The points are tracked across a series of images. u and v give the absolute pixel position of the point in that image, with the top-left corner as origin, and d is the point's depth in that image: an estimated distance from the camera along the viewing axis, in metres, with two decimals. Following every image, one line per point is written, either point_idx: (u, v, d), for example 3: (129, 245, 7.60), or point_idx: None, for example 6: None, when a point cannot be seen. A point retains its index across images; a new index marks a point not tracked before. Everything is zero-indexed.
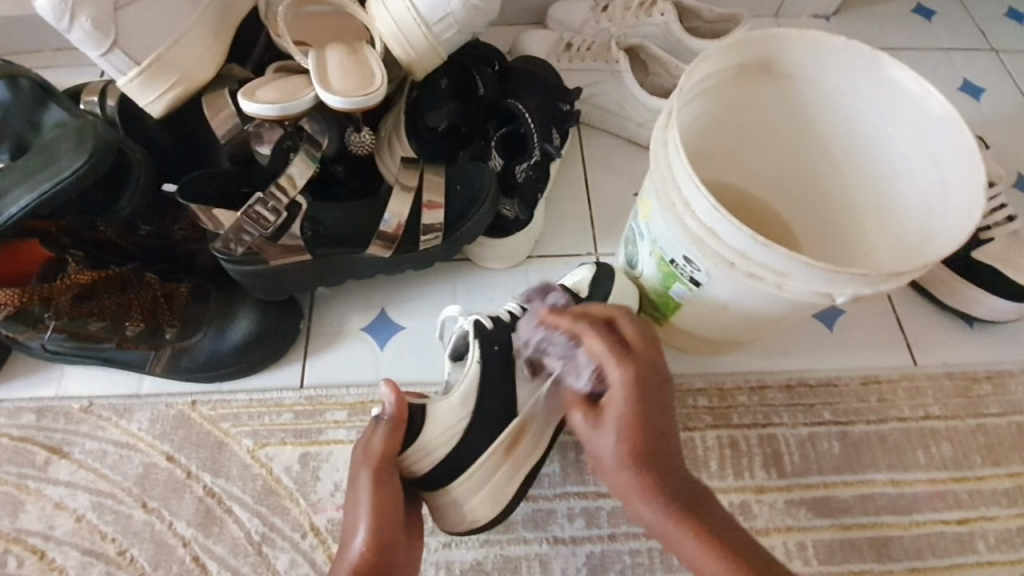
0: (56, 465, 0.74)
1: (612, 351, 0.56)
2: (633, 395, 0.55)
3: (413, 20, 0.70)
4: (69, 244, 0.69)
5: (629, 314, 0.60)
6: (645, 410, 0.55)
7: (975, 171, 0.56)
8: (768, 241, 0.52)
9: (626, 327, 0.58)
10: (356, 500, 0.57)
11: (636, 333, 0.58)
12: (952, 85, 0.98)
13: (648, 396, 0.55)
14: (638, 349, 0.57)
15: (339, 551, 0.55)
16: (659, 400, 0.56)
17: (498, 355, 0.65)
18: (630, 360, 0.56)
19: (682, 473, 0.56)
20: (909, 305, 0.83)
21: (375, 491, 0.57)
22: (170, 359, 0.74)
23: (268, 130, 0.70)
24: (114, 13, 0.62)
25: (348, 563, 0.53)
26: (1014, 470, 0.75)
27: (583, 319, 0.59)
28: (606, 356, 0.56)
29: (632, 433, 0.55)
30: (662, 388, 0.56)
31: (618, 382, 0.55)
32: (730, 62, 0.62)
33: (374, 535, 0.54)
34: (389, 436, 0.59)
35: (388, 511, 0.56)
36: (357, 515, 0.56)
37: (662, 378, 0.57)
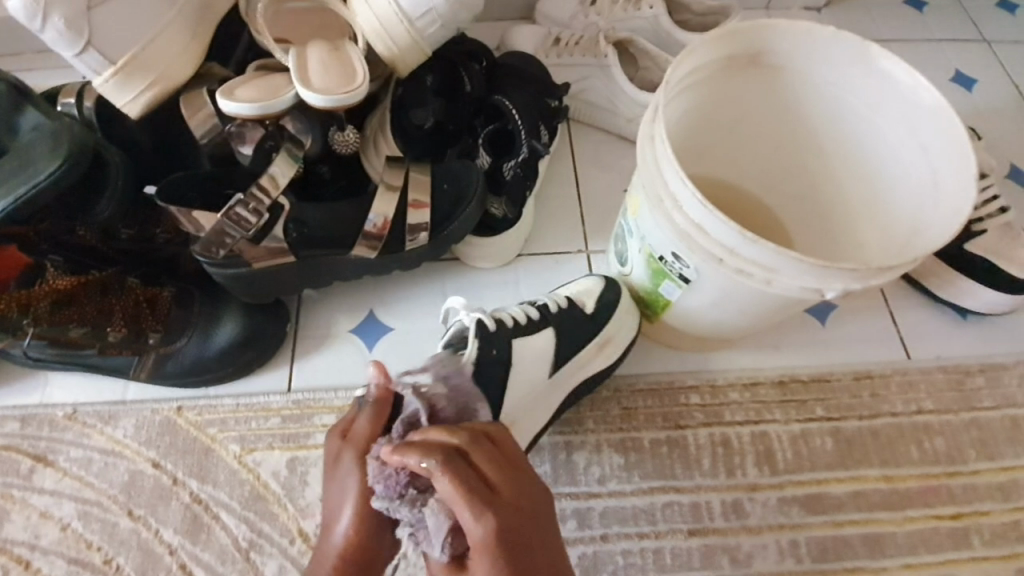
0: (41, 474, 0.72)
1: (468, 497, 0.44)
2: (497, 552, 0.43)
3: (396, 15, 0.69)
4: (48, 249, 0.66)
5: (485, 444, 0.48)
6: (517, 564, 0.43)
7: (965, 162, 0.55)
8: (755, 237, 0.51)
9: (482, 459, 0.47)
10: (340, 486, 0.52)
11: (493, 467, 0.47)
12: (944, 76, 0.98)
13: (518, 545, 0.43)
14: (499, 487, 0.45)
15: (321, 536, 0.51)
16: (537, 541, 0.45)
17: (495, 361, 0.62)
18: (488, 508, 0.43)
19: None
20: (902, 298, 0.83)
21: (362, 475, 0.52)
22: (155, 365, 0.73)
23: (251, 130, 0.68)
24: (87, 12, 0.61)
25: (332, 549, 0.49)
26: (1007, 464, 0.75)
27: (432, 452, 0.45)
28: (457, 503, 0.44)
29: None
30: (536, 526, 0.46)
31: (480, 536, 0.43)
32: (718, 55, 0.61)
33: (361, 520, 0.50)
34: (375, 416, 0.56)
35: (374, 492, 0.52)
36: (342, 499, 0.52)
37: (536, 510, 0.47)
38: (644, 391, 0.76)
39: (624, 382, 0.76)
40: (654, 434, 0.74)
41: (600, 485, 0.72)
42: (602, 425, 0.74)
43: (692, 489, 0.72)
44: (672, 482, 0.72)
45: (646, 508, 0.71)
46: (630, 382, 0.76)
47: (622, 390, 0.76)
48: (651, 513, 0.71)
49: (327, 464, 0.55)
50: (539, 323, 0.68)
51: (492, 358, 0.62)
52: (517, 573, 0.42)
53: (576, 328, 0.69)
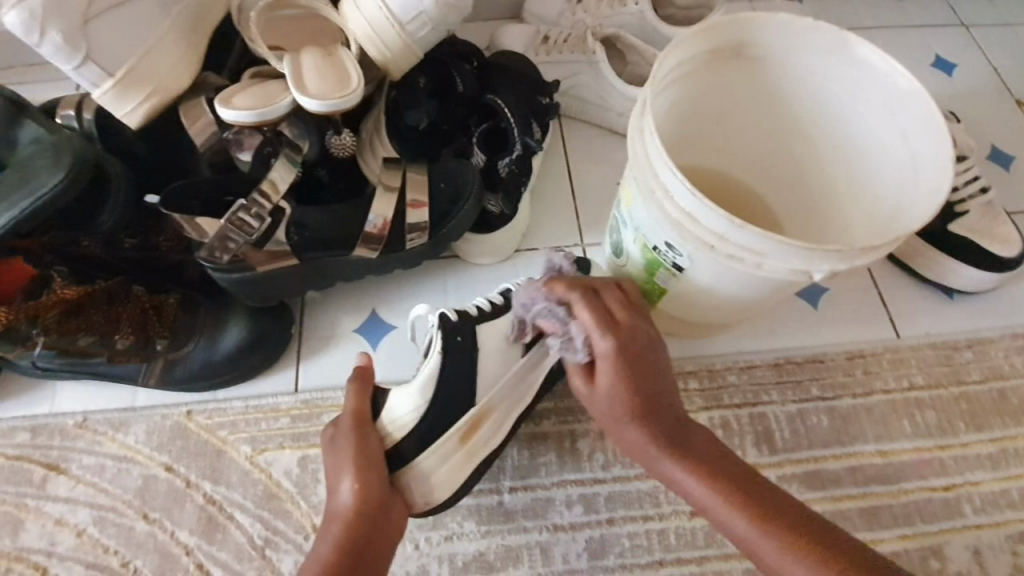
0: (54, 482, 0.74)
1: (603, 323, 0.59)
2: (619, 364, 0.58)
3: (387, 20, 0.70)
4: (52, 261, 0.68)
5: (611, 289, 0.64)
6: (636, 372, 0.58)
7: (942, 144, 0.57)
8: (744, 223, 0.53)
9: (609, 299, 0.62)
10: (339, 461, 0.60)
11: (619, 307, 0.61)
12: (924, 62, 1.00)
13: (632, 368, 0.58)
14: (628, 320, 0.60)
15: (329, 502, 0.59)
16: (655, 360, 0.60)
17: (460, 347, 0.64)
18: (619, 330, 0.59)
19: (682, 417, 0.60)
20: (891, 279, 0.85)
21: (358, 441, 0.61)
22: (163, 371, 0.74)
23: (249, 137, 0.69)
24: (83, 25, 0.61)
25: (342, 512, 0.57)
26: (996, 435, 0.77)
27: (574, 290, 0.62)
28: (599, 325, 0.59)
29: (635, 400, 0.58)
30: (652, 355, 0.60)
31: (605, 350, 0.58)
32: (702, 48, 0.63)
33: (361, 485, 0.58)
34: (365, 394, 0.64)
35: (374, 455, 0.60)
36: (343, 467, 0.59)
37: (655, 340, 0.61)
38: None
39: None
40: None
41: (604, 471, 0.74)
42: None
43: None
44: None
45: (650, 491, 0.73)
46: None
47: None
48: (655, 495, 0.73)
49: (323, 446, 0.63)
50: (505, 308, 0.68)
51: (458, 346, 0.64)
52: (638, 372, 0.58)
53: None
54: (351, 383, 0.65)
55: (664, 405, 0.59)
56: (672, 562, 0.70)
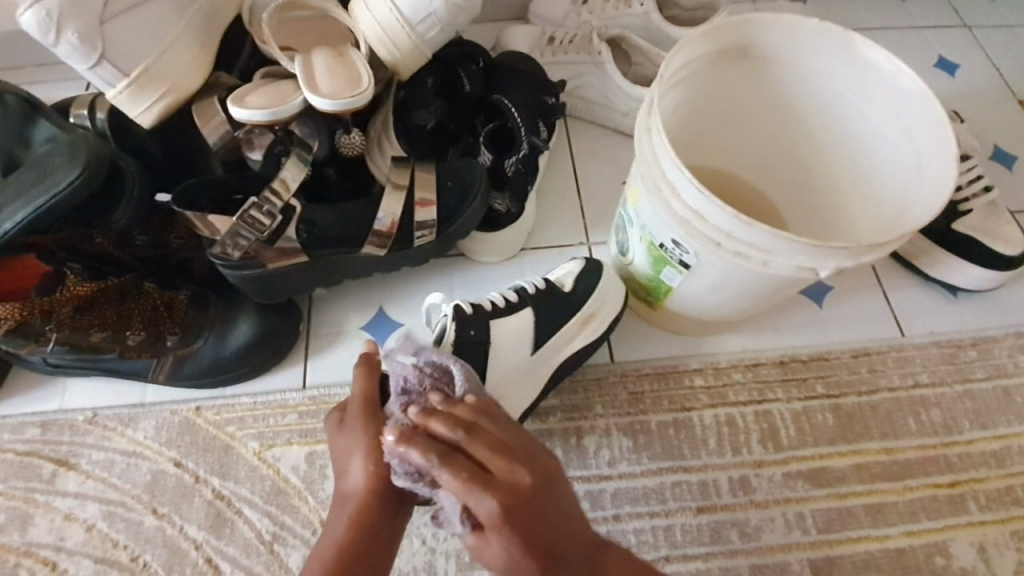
0: (64, 477, 0.74)
1: (476, 484, 0.46)
2: (503, 530, 0.46)
3: (397, 21, 0.71)
4: (66, 258, 0.68)
5: (485, 426, 0.50)
6: (524, 532, 0.47)
7: (946, 143, 0.58)
8: (751, 220, 0.53)
9: (469, 446, 0.48)
10: (348, 444, 0.56)
11: (498, 447, 0.49)
12: (926, 63, 1.01)
13: (521, 530, 0.47)
14: (510, 468, 0.47)
15: (340, 481, 0.57)
16: (548, 511, 0.49)
17: (473, 340, 0.67)
18: (500, 488, 0.47)
19: (592, 550, 0.52)
20: (894, 277, 0.85)
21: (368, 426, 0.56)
22: (172, 367, 0.75)
23: (259, 136, 0.70)
24: (99, 26, 0.63)
25: (353, 495, 0.55)
26: (1001, 432, 0.77)
27: (432, 446, 0.47)
28: (474, 489, 0.46)
29: (533, 557, 0.48)
30: (544, 500, 0.48)
31: (489, 514, 0.46)
32: (709, 48, 0.64)
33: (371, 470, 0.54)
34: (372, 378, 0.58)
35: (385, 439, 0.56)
36: (353, 451, 0.56)
37: (547, 484, 0.49)
38: (650, 375, 0.78)
39: (630, 367, 0.79)
40: (660, 416, 0.77)
41: (610, 467, 0.74)
42: (610, 410, 0.77)
43: (700, 468, 0.74)
44: (680, 462, 0.75)
45: (656, 487, 0.73)
46: (636, 366, 0.79)
47: (628, 374, 0.78)
48: (661, 492, 0.73)
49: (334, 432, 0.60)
50: (517, 304, 0.71)
51: (471, 341, 0.67)
52: (530, 535, 0.47)
53: (555, 308, 0.72)
54: (357, 369, 0.59)
55: (566, 548, 0.50)
56: (678, 558, 0.71)
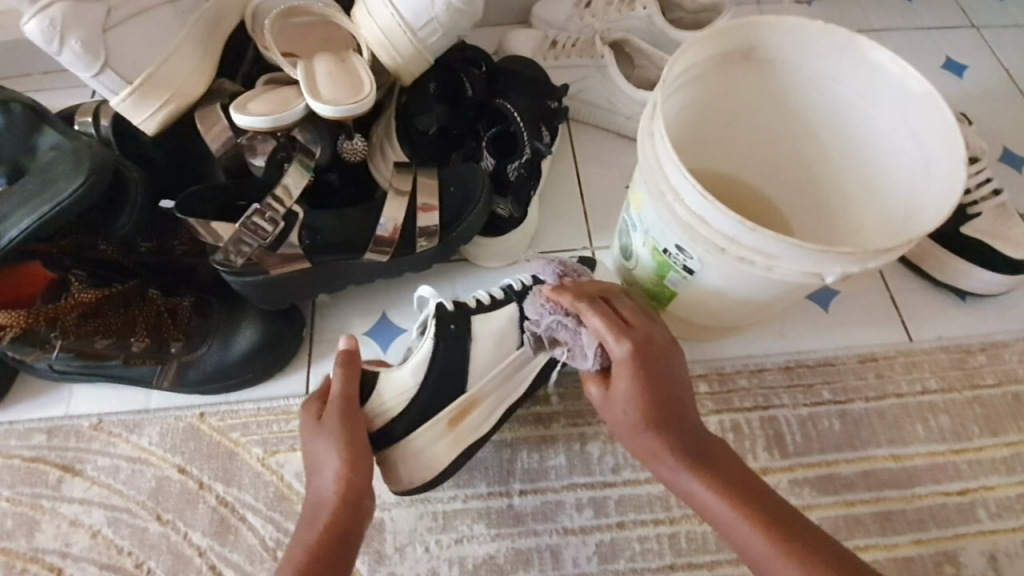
0: (69, 483, 0.75)
1: (615, 328, 0.60)
2: (633, 365, 0.58)
3: (399, 27, 0.71)
4: (71, 264, 0.68)
5: (620, 296, 0.65)
6: (649, 374, 0.58)
7: (955, 147, 0.57)
8: (755, 225, 0.53)
9: (615, 306, 0.63)
10: (325, 442, 0.60)
11: (632, 312, 0.63)
12: (934, 64, 1.00)
13: (648, 371, 0.58)
14: (642, 327, 0.61)
15: (315, 480, 0.60)
16: (669, 370, 0.59)
17: (454, 335, 0.66)
18: (632, 336, 0.60)
19: (696, 425, 0.59)
20: (902, 281, 0.85)
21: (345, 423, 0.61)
22: (177, 373, 0.74)
23: (261, 142, 0.71)
24: (103, 34, 0.63)
25: (327, 494, 0.57)
26: (1011, 439, 0.76)
27: (582, 298, 0.63)
28: (611, 332, 0.60)
29: (651, 403, 0.57)
30: (665, 361, 0.60)
31: (622, 353, 0.59)
32: (712, 52, 0.63)
33: (347, 467, 0.58)
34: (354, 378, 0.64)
35: (358, 440, 0.61)
36: (330, 448, 0.59)
37: (671, 351, 0.61)
38: None
39: None
40: None
41: (614, 474, 0.74)
42: None
43: None
44: None
45: (660, 494, 0.73)
46: None
47: None
48: (666, 499, 0.73)
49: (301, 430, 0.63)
50: (503, 301, 0.70)
51: (451, 334, 0.66)
52: (653, 377, 0.58)
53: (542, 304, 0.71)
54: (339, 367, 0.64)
55: (679, 408, 0.58)
56: (683, 565, 0.70)
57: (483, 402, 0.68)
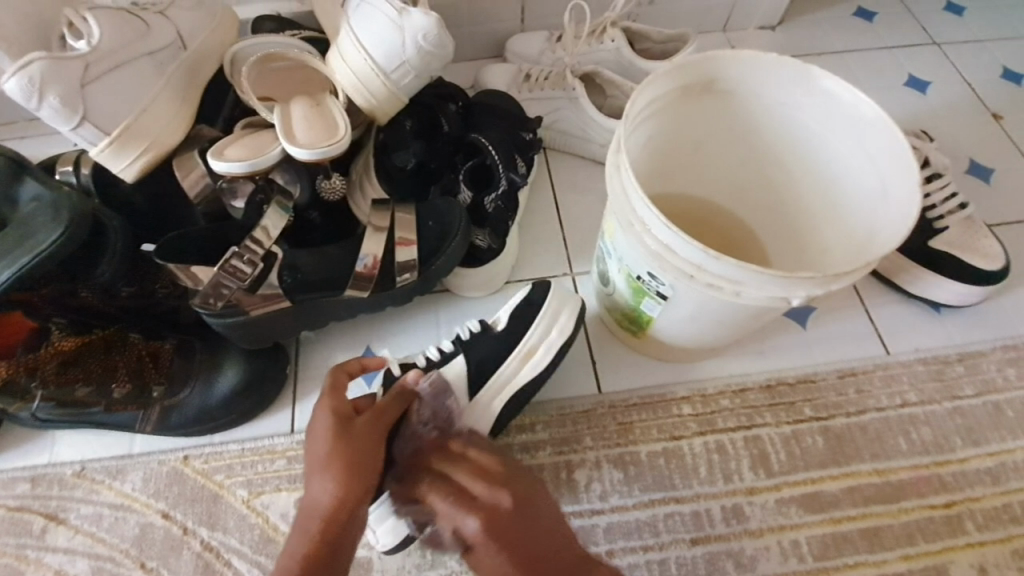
0: (53, 533, 0.74)
1: (486, 536, 0.53)
2: (492, 533, 0.52)
3: (372, 70, 0.73)
4: (52, 312, 0.68)
5: (454, 461, 0.59)
6: (512, 528, 0.53)
7: (908, 171, 0.58)
8: (719, 254, 0.54)
9: (460, 475, 0.57)
10: (314, 455, 0.57)
11: (469, 480, 0.56)
12: (897, 82, 1.03)
13: (512, 540, 0.52)
14: (490, 491, 0.55)
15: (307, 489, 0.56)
16: (529, 522, 0.54)
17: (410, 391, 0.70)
18: (483, 504, 0.54)
19: (575, 569, 0.54)
20: (877, 295, 0.86)
21: (335, 432, 0.58)
22: (160, 418, 0.75)
23: (241, 184, 0.72)
24: (81, 89, 0.65)
25: (318, 508, 0.54)
26: (994, 449, 0.77)
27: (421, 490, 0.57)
28: (460, 508, 0.54)
29: (517, 569, 0.52)
30: (435, 500, 0.56)
31: (474, 531, 0.53)
32: (674, 85, 0.65)
33: (342, 480, 0.55)
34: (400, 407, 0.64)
35: (360, 451, 0.57)
36: (320, 458, 0.56)
37: (526, 502, 0.56)
38: (638, 405, 0.78)
39: (618, 397, 0.79)
40: (649, 446, 0.76)
41: (602, 501, 0.74)
42: (599, 442, 0.76)
43: (692, 498, 0.74)
44: (672, 492, 0.74)
45: (648, 520, 0.73)
46: (623, 397, 0.79)
47: (616, 405, 0.78)
48: (654, 524, 0.72)
49: (310, 429, 0.60)
50: (451, 353, 0.73)
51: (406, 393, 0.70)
52: (515, 531, 0.53)
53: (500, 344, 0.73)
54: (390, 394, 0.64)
55: (549, 556, 0.53)
56: None
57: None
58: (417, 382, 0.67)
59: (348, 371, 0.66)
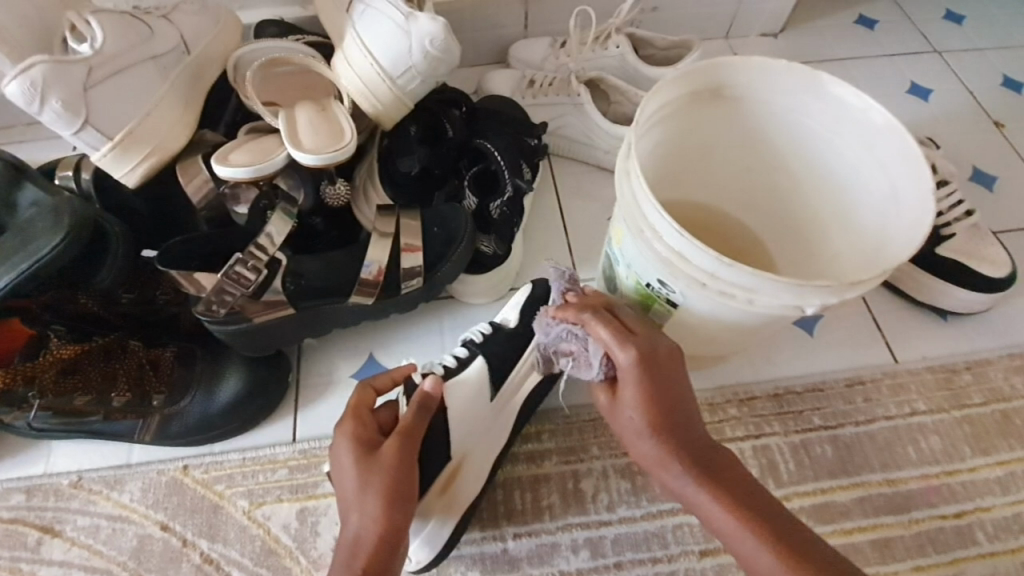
0: (48, 546, 0.72)
1: (640, 365, 0.55)
2: (643, 371, 0.55)
3: (379, 76, 0.73)
4: (49, 320, 0.68)
5: (625, 307, 0.62)
6: (659, 374, 0.56)
7: (921, 177, 0.58)
8: (732, 261, 0.53)
9: (624, 317, 0.60)
10: (344, 487, 0.56)
11: (634, 320, 0.59)
12: (900, 89, 1.03)
13: (659, 381, 0.55)
14: (646, 334, 0.58)
15: (343, 522, 0.55)
16: (674, 377, 0.56)
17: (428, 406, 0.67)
18: (639, 343, 0.56)
19: (704, 435, 0.56)
20: (883, 302, 0.86)
21: (361, 462, 0.56)
22: (159, 427, 0.73)
23: (245, 190, 0.72)
24: (84, 92, 0.64)
25: (356, 542, 0.53)
26: (1003, 458, 0.76)
27: (586, 314, 0.60)
28: (617, 340, 0.57)
29: (655, 414, 0.55)
30: (598, 327, 0.59)
31: (626, 361, 0.56)
32: (683, 91, 0.65)
33: (378, 511, 0.53)
34: (423, 422, 0.61)
35: (391, 478, 0.55)
36: (352, 491, 0.55)
37: (675, 360, 0.57)
38: None
39: None
40: None
41: (610, 511, 0.73)
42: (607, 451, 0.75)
43: None
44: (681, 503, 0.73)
45: (656, 531, 0.72)
46: None
47: None
48: (663, 536, 0.71)
49: (335, 459, 0.58)
50: (469, 359, 0.70)
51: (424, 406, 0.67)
52: (662, 385, 0.55)
53: (510, 352, 0.72)
54: (410, 408, 0.60)
55: (687, 409, 0.56)
56: None
57: (467, 464, 0.68)
58: (437, 390, 0.62)
59: (365, 392, 0.64)
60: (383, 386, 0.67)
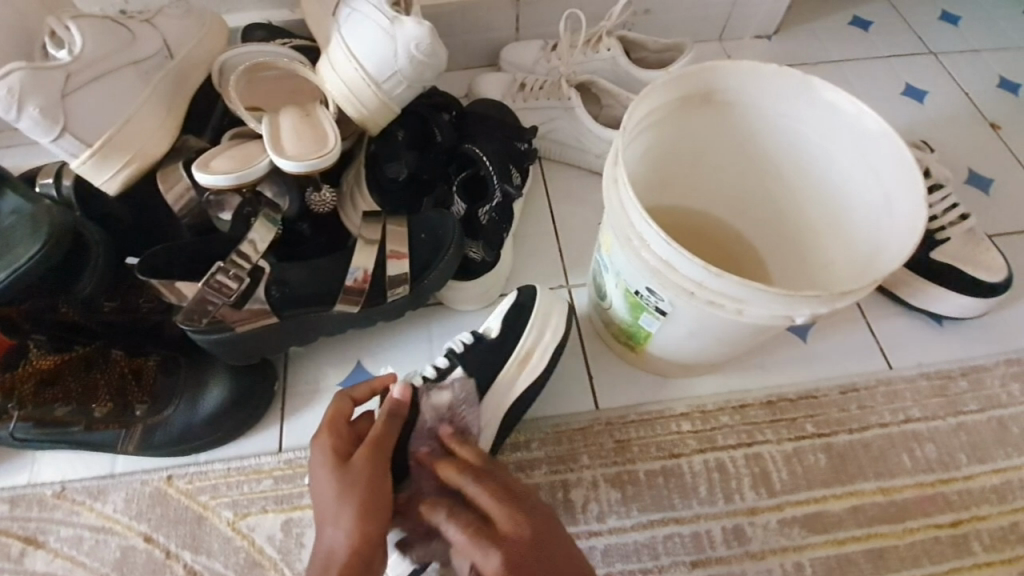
0: (31, 557, 0.71)
1: (510, 567, 0.46)
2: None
3: (364, 81, 0.72)
4: (30, 329, 0.67)
5: (484, 474, 0.55)
6: (531, 572, 0.47)
7: (914, 185, 0.57)
8: (721, 270, 0.52)
9: (481, 496, 0.52)
10: (320, 499, 0.54)
11: (490, 498, 0.51)
12: (895, 91, 1.02)
13: None
14: (510, 520, 0.49)
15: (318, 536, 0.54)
16: (552, 569, 0.48)
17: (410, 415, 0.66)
18: (504, 542, 0.48)
19: None
20: (877, 307, 0.84)
21: (337, 473, 0.55)
22: (142, 437, 0.72)
23: (228, 197, 0.70)
24: (61, 99, 0.63)
25: (332, 556, 0.51)
26: (999, 466, 0.75)
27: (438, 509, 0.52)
28: (474, 539, 0.48)
29: None
30: (455, 527, 0.50)
31: (495, 568, 0.46)
32: (673, 95, 0.64)
33: (353, 522, 0.52)
34: (396, 430, 0.60)
35: (366, 489, 0.54)
36: (328, 503, 0.54)
37: (546, 540, 0.49)
38: (635, 422, 0.76)
39: (615, 414, 0.77)
40: (648, 465, 0.74)
41: (599, 522, 0.71)
42: (597, 460, 0.74)
43: (692, 519, 0.72)
44: (671, 513, 0.72)
45: (646, 542, 0.71)
46: (621, 414, 0.77)
47: (613, 422, 0.76)
48: (653, 546, 0.70)
49: (312, 471, 0.57)
50: (448, 370, 0.71)
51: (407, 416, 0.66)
52: None
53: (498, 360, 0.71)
54: (382, 417, 0.61)
55: None
56: None
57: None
58: (406, 397, 0.63)
59: (342, 404, 0.63)
60: (362, 396, 0.66)
